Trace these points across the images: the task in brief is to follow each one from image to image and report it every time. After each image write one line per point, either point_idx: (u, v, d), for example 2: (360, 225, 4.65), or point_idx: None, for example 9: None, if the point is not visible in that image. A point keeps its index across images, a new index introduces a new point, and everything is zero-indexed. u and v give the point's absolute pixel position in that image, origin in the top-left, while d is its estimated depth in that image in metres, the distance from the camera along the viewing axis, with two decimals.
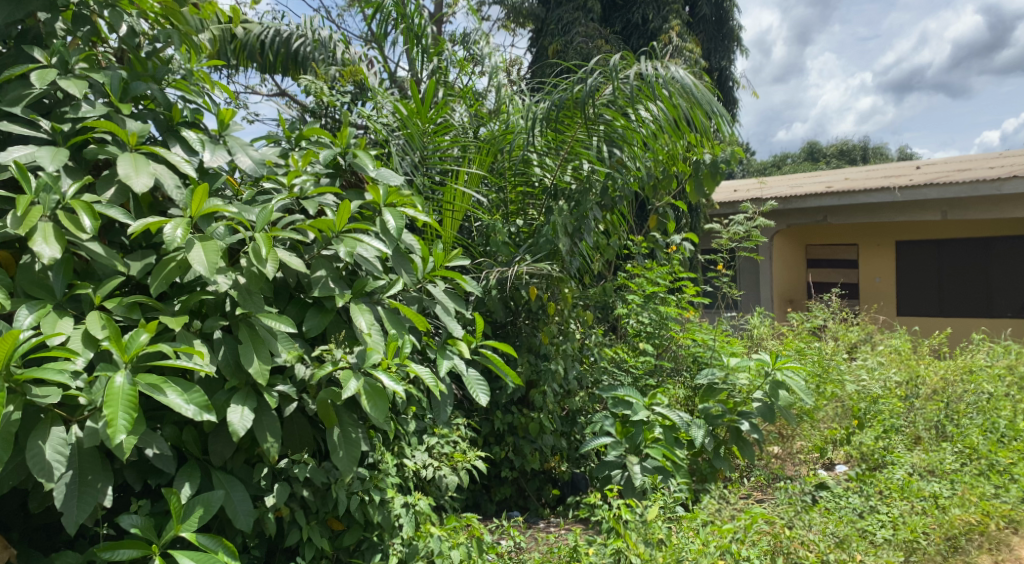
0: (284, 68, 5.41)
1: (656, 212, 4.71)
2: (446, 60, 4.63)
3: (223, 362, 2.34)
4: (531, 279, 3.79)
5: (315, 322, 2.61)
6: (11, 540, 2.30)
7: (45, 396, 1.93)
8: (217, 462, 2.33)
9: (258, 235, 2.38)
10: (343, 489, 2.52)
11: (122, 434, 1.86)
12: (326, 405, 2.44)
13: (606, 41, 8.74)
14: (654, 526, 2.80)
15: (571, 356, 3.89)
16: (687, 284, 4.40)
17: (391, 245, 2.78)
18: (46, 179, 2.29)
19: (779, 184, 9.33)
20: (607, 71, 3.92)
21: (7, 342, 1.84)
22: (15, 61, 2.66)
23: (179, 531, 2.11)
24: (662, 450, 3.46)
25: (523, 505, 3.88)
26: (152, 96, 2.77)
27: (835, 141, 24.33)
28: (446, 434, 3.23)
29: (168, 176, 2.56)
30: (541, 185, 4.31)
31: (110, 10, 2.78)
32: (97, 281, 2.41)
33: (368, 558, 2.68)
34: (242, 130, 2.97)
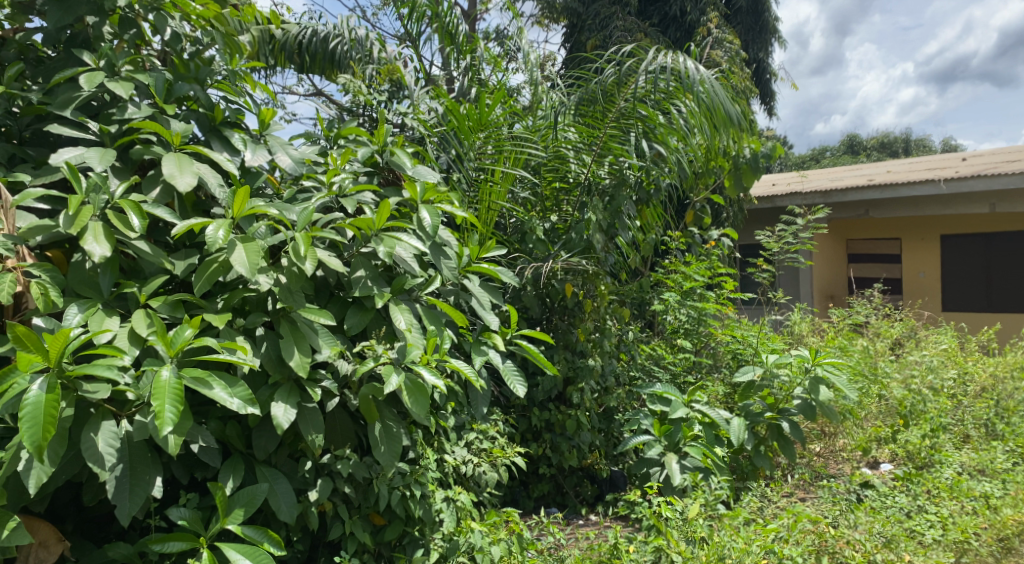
0: (322, 67, 5.49)
1: (694, 207, 4.68)
2: (480, 56, 4.59)
3: (266, 357, 2.37)
4: (565, 275, 3.79)
5: (355, 320, 2.63)
6: (64, 531, 2.37)
7: (94, 392, 1.97)
8: (262, 456, 2.36)
9: (298, 234, 2.40)
10: (384, 484, 2.55)
11: (169, 427, 1.89)
12: (368, 400, 2.47)
13: (643, 33, 8.66)
14: (695, 524, 2.77)
15: (607, 353, 3.89)
16: (726, 280, 4.36)
17: (428, 243, 2.74)
18: (95, 179, 2.34)
19: (819, 177, 9.16)
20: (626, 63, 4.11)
21: (59, 338, 1.89)
22: (65, 65, 2.74)
23: (225, 524, 2.15)
24: (702, 450, 3.40)
25: (561, 502, 3.88)
26: (195, 96, 2.82)
27: (875, 135, 23.86)
28: (485, 429, 3.24)
29: (211, 175, 2.60)
30: (575, 181, 4.19)
31: (155, 14, 2.84)
32: (144, 279, 2.46)
33: (409, 552, 2.71)
34: (282, 130, 3.01)
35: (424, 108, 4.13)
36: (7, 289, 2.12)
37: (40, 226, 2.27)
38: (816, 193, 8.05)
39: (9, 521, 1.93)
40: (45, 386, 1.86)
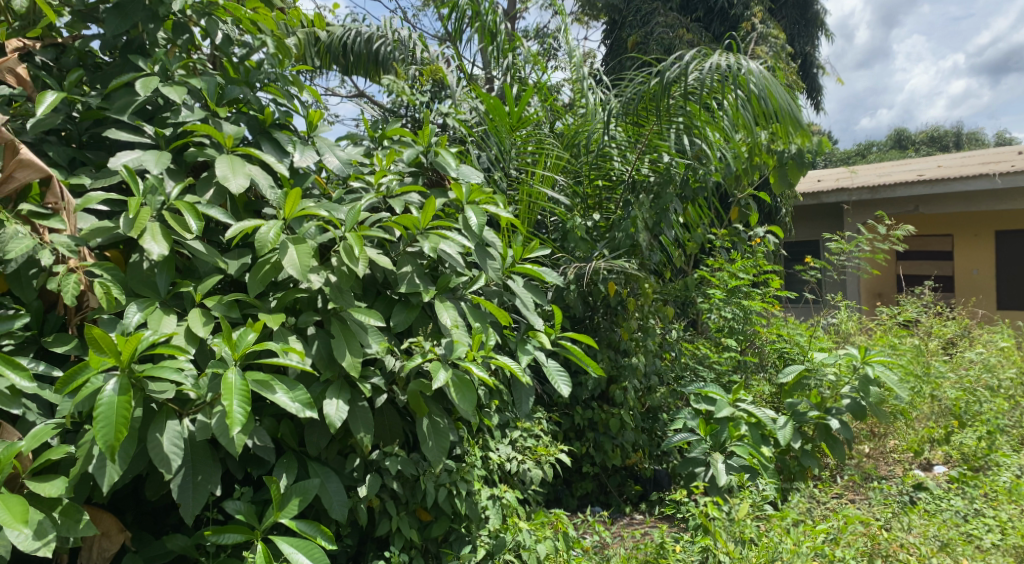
0: (366, 69, 5.58)
1: (738, 204, 4.60)
2: (522, 55, 4.60)
3: (318, 355, 2.42)
4: (609, 274, 3.77)
5: (402, 318, 2.66)
6: (125, 523, 2.45)
7: (162, 392, 2.06)
8: (313, 452, 2.42)
9: (348, 233, 2.43)
10: (431, 480, 2.59)
11: (239, 427, 1.95)
12: (417, 396, 2.51)
13: (686, 29, 8.57)
14: (743, 524, 2.74)
15: (651, 352, 3.87)
16: (772, 278, 4.28)
17: (474, 242, 2.76)
18: (152, 181, 2.41)
19: (868, 173, 8.95)
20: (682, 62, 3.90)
21: (131, 341, 1.96)
22: (122, 71, 2.82)
23: (279, 518, 2.20)
24: (749, 449, 3.37)
25: (605, 501, 3.88)
26: (245, 99, 2.88)
27: (924, 129, 23.29)
28: (529, 427, 3.26)
29: (263, 177, 2.65)
30: (619, 178, 4.21)
31: (206, 19, 2.89)
32: (198, 279, 2.53)
33: (456, 548, 2.74)
34: (329, 131, 3.06)
35: (466, 107, 4.15)
36: (72, 290, 2.21)
37: (101, 227, 2.35)
38: (863, 189, 7.87)
39: (80, 513, 2.03)
40: (117, 386, 1.94)
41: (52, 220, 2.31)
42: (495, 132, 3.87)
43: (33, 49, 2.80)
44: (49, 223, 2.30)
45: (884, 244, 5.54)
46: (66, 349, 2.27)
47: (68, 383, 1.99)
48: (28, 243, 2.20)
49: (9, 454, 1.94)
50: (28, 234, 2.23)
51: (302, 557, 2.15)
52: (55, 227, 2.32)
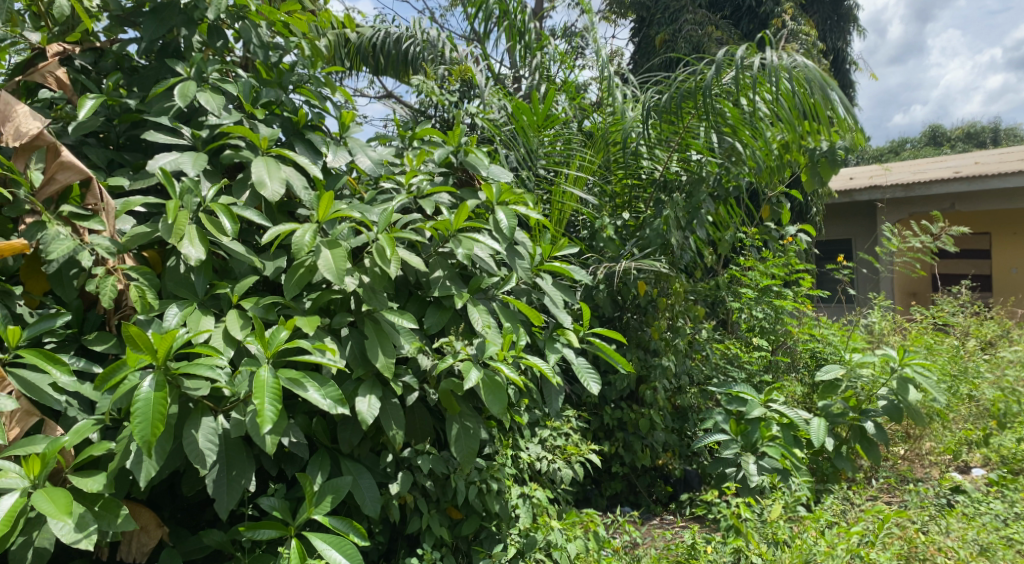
0: (396, 69, 5.63)
1: (769, 202, 4.57)
2: (550, 53, 4.59)
3: (351, 356, 2.45)
4: (638, 274, 3.75)
5: (434, 319, 2.68)
6: (162, 518, 2.50)
7: (196, 390, 2.08)
8: (346, 449, 2.45)
9: (381, 236, 2.45)
10: (462, 479, 2.61)
11: (270, 424, 1.97)
12: (448, 395, 2.53)
13: (715, 26, 8.52)
14: (777, 525, 2.72)
15: (681, 352, 3.85)
16: (804, 277, 4.23)
17: (505, 244, 2.77)
18: (188, 183, 2.44)
19: (902, 170, 8.80)
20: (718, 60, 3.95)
21: (166, 339, 1.99)
22: (158, 74, 2.88)
23: (313, 514, 2.22)
24: (781, 450, 3.32)
25: (635, 501, 3.88)
26: (279, 101, 2.93)
27: (959, 125, 22.83)
28: (559, 426, 3.26)
29: (297, 178, 2.69)
30: (649, 178, 4.21)
31: (240, 23, 2.95)
32: (233, 279, 2.57)
33: (487, 547, 2.75)
34: (361, 132, 3.09)
35: (495, 107, 4.17)
36: (110, 292, 2.25)
37: (138, 234, 2.38)
38: (897, 185, 7.78)
39: (119, 507, 2.07)
40: (154, 384, 1.97)
41: (92, 221, 2.36)
42: (525, 131, 3.88)
43: (73, 53, 2.87)
44: (89, 224, 2.34)
45: (920, 243, 5.45)
46: (106, 348, 2.32)
47: (107, 381, 2.04)
48: (69, 245, 2.25)
49: (52, 449, 1.98)
50: (69, 235, 2.28)
51: (335, 553, 2.18)
52: (94, 228, 2.36)
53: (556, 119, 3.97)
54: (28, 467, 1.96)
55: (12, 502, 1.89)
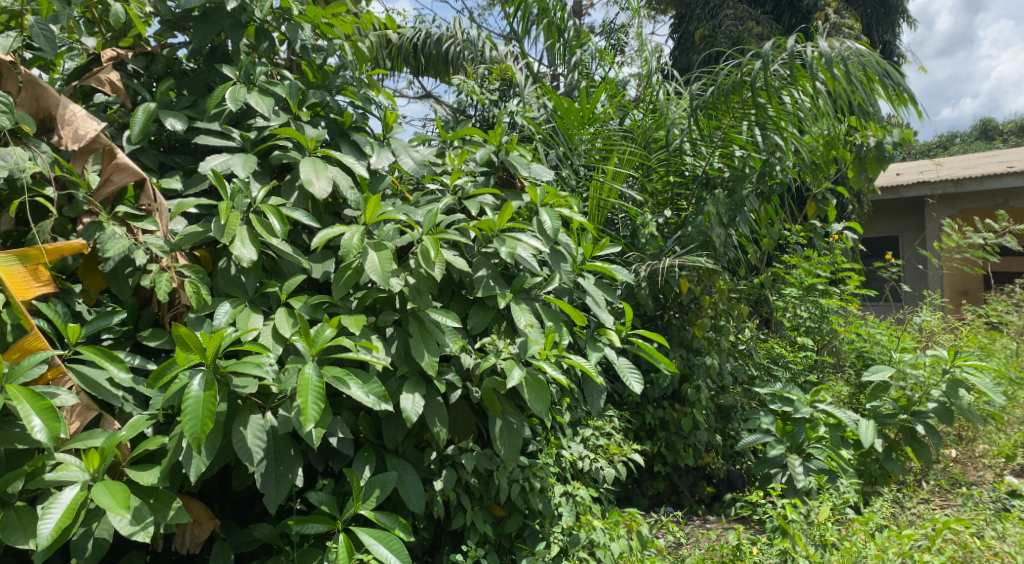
0: (436, 69, 5.71)
1: (815, 199, 4.50)
2: (590, 51, 4.57)
3: (396, 355, 2.49)
4: (680, 271, 3.71)
5: (478, 319, 2.71)
6: (213, 511, 2.55)
7: (244, 387, 2.13)
8: (390, 446, 2.48)
9: (426, 237, 2.47)
10: (505, 476, 2.62)
11: (312, 423, 2.00)
12: (490, 393, 2.56)
13: (756, 22, 8.43)
14: (824, 527, 2.68)
15: (725, 351, 3.82)
16: (851, 275, 4.16)
17: (548, 245, 2.77)
18: (238, 184, 2.49)
19: (953, 165, 8.56)
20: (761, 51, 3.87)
21: (215, 338, 2.04)
22: (207, 78, 2.94)
23: (359, 509, 2.26)
24: (828, 451, 3.26)
25: (677, 502, 3.87)
26: (325, 103, 2.98)
27: (1011, 119, 22.13)
28: (601, 426, 3.25)
29: (343, 178, 2.73)
30: (691, 174, 4.17)
31: (286, 25, 2.99)
32: (281, 278, 2.62)
33: (530, 544, 2.77)
34: (403, 132, 3.13)
35: (535, 106, 4.17)
36: (164, 289, 2.31)
37: (191, 234, 2.44)
38: (948, 181, 7.56)
39: (173, 500, 2.11)
40: (203, 383, 2.02)
41: (145, 221, 2.42)
42: (567, 129, 3.88)
43: (126, 58, 2.94)
44: (143, 224, 2.41)
45: (973, 241, 5.30)
46: (161, 345, 2.38)
47: (159, 379, 2.09)
48: (124, 244, 2.31)
49: (110, 444, 2.04)
50: (124, 235, 2.34)
51: (382, 548, 2.20)
52: (147, 228, 2.42)
53: (598, 116, 3.95)
54: (88, 460, 2.03)
55: (73, 495, 1.95)
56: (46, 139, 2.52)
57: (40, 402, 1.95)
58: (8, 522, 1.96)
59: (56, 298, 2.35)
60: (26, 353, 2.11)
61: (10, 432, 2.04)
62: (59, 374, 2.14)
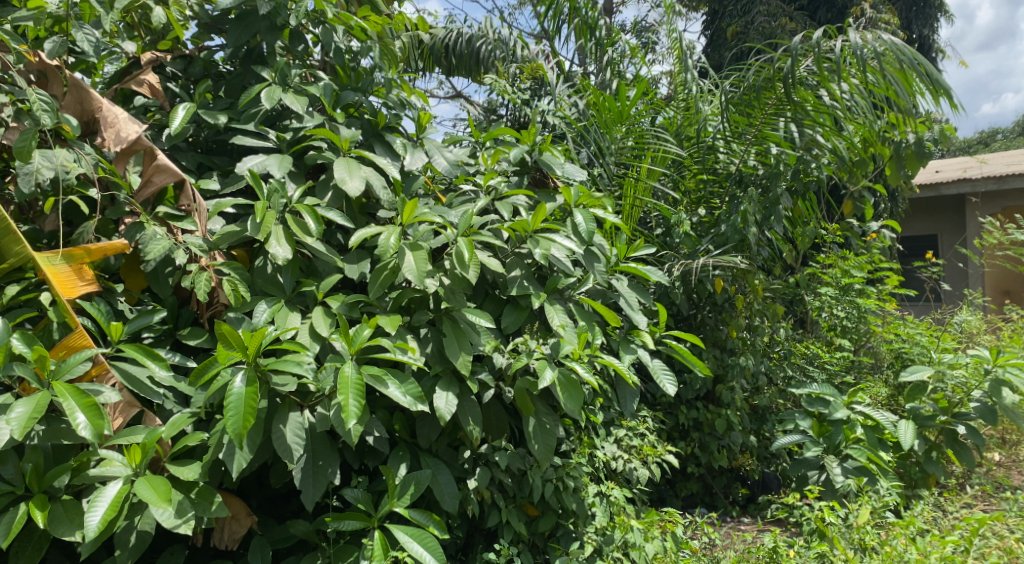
0: (468, 69, 5.76)
1: (851, 197, 4.45)
2: (621, 49, 4.61)
3: (431, 355, 2.50)
4: (715, 271, 3.68)
5: (511, 319, 2.72)
6: (252, 506, 2.59)
7: (284, 385, 2.15)
8: (425, 444, 2.49)
9: (460, 238, 2.47)
10: (538, 476, 2.62)
11: (353, 420, 2.02)
12: (524, 395, 2.55)
13: (790, 18, 8.33)
14: (864, 531, 2.66)
15: (759, 352, 3.79)
16: (889, 274, 4.09)
17: (582, 246, 2.77)
18: (275, 184, 2.52)
19: (997, 161, 8.35)
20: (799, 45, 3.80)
21: (256, 336, 2.06)
22: (244, 81, 2.98)
23: (394, 507, 2.27)
24: (866, 452, 3.20)
25: (711, 503, 3.85)
26: (359, 104, 3.01)
27: None
28: (634, 426, 3.25)
29: (377, 178, 2.75)
30: (725, 172, 4.12)
31: (321, 28, 3.01)
32: (317, 277, 2.65)
33: (564, 544, 2.76)
34: (437, 132, 3.15)
35: (567, 104, 4.17)
36: (204, 288, 2.35)
37: (229, 232, 2.48)
38: (990, 178, 7.37)
39: (214, 495, 2.16)
40: (245, 380, 2.05)
41: (184, 221, 2.47)
42: (602, 126, 3.91)
43: (165, 60, 3.00)
44: (182, 224, 2.45)
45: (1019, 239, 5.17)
46: (201, 344, 2.43)
47: (201, 376, 2.12)
48: (165, 244, 2.35)
49: (152, 440, 2.08)
50: (165, 235, 2.38)
51: (417, 546, 2.21)
52: (187, 228, 2.47)
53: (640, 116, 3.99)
54: (131, 456, 2.07)
55: (117, 489, 1.99)
56: (90, 141, 2.57)
57: (85, 399, 1.99)
58: (55, 514, 2.01)
59: (99, 297, 2.40)
60: (71, 351, 2.16)
61: (56, 427, 2.08)
62: (103, 371, 2.18)
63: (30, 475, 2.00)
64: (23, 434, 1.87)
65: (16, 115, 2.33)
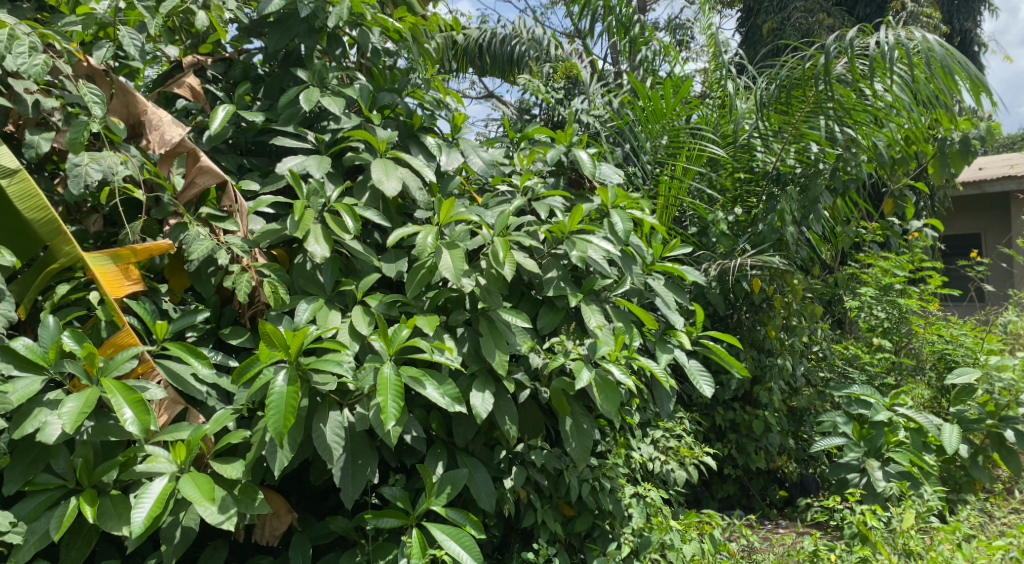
0: (502, 69, 5.79)
1: (892, 195, 4.39)
2: (655, 48, 4.53)
3: (468, 354, 2.52)
4: (753, 271, 3.65)
5: (548, 320, 2.72)
6: (292, 503, 2.64)
7: (325, 384, 2.18)
8: (461, 443, 2.50)
9: (497, 238, 2.47)
10: (575, 476, 2.62)
11: (392, 421, 2.03)
12: (559, 394, 2.56)
13: (827, 14, 8.21)
14: (908, 536, 2.61)
15: (798, 353, 3.75)
16: (931, 274, 4.00)
17: (620, 247, 2.75)
18: (315, 185, 2.55)
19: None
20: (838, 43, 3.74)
21: (298, 336, 2.09)
22: (283, 83, 3.02)
23: (431, 505, 2.29)
24: (909, 456, 3.14)
25: (747, 505, 3.84)
26: (396, 106, 3.03)
27: None
28: (671, 427, 3.24)
29: (413, 179, 2.77)
30: (762, 170, 4.07)
31: (358, 31, 3.02)
32: (355, 277, 2.67)
33: (601, 545, 2.76)
34: (472, 133, 3.16)
35: (601, 104, 4.17)
36: (245, 289, 2.38)
37: (270, 230, 2.52)
38: None
39: (255, 492, 2.19)
40: (286, 380, 2.08)
41: (226, 221, 2.51)
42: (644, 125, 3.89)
43: (206, 64, 3.02)
44: (224, 224, 2.49)
45: None
46: (242, 342, 2.47)
47: (243, 374, 2.15)
48: (208, 244, 2.38)
49: (196, 437, 2.12)
50: (207, 236, 2.42)
51: (454, 544, 2.22)
52: (229, 228, 2.51)
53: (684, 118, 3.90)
54: (175, 452, 2.10)
55: (162, 486, 2.03)
56: (135, 143, 2.62)
57: (132, 395, 2.03)
58: (103, 509, 2.05)
59: (145, 297, 2.45)
60: (118, 349, 2.20)
61: (105, 423, 2.13)
62: (149, 369, 2.22)
63: (80, 470, 2.04)
64: (74, 429, 1.91)
65: (66, 119, 2.39)
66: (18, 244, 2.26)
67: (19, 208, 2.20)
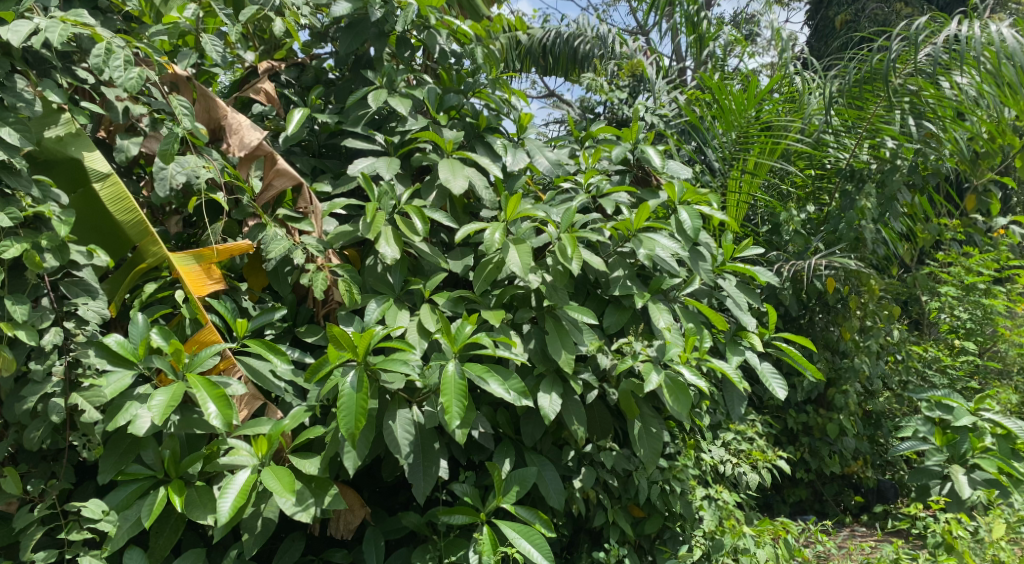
0: (566, 68, 5.82)
1: (975, 191, 4.23)
2: (724, 43, 4.46)
3: (534, 352, 2.52)
4: (827, 271, 3.57)
5: (614, 319, 2.71)
6: (364, 498, 2.70)
7: (392, 383, 2.22)
8: (530, 442, 2.50)
9: (564, 235, 2.47)
10: (644, 477, 2.61)
11: (456, 421, 2.06)
12: (628, 396, 2.51)
13: (905, 3, 7.94)
14: (998, 547, 2.50)
15: (876, 354, 3.63)
16: (1019, 273, 3.82)
17: (688, 246, 2.69)
18: (385, 186, 2.58)
19: None
20: (912, 34, 3.61)
21: (365, 335, 2.13)
22: (353, 85, 3.09)
23: (501, 502, 2.30)
24: (997, 462, 2.99)
25: (820, 510, 3.78)
26: (462, 106, 3.05)
27: None
28: (743, 430, 3.25)
29: (479, 178, 2.79)
30: (835, 167, 3.96)
31: (426, 32, 3.04)
32: (423, 276, 2.71)
33: (671, 546, 2.74)
34: (538, 132, 3.16)
35: (667, 102, 4.14)
36: (320, 288, 2.45)
37: (342, 232, 2.58)
38: None
39: (330, 486, 2.24)
40: (356, 378, 2.12)
41: (302, 222, 2.58)
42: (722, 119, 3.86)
43: (280, 69, 3.10)
44: (300, 225, 2.56)
45: None
46: (317, 340, 2.53)
47: (315, 373, 2.21)
48: (285, 244, 2.44)
49: (276, 431, 2.18)
50: (284, 236, 2.48)
51: (524, 543, 2.22)
52: (304, 228, 2.58)
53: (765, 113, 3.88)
54: (256, 446, 2.16)
55: (245, 478, 2.09)
56: (216, 147, 2.72)
57: (215, 390, 2.09)
58: (190, 499, 2.13)
59: (225, 295, 2.53)
60: (202, 345, 2.29)
61: (190, 417, 2.21)
62: (230, 365, 2.31)
63: (168, 461, 2.12)
64: (162, 421, 1.98)
65: (153, 125, 2.50)
66: (109, 243, 2.36)
67: (111, 210, 2.30)
